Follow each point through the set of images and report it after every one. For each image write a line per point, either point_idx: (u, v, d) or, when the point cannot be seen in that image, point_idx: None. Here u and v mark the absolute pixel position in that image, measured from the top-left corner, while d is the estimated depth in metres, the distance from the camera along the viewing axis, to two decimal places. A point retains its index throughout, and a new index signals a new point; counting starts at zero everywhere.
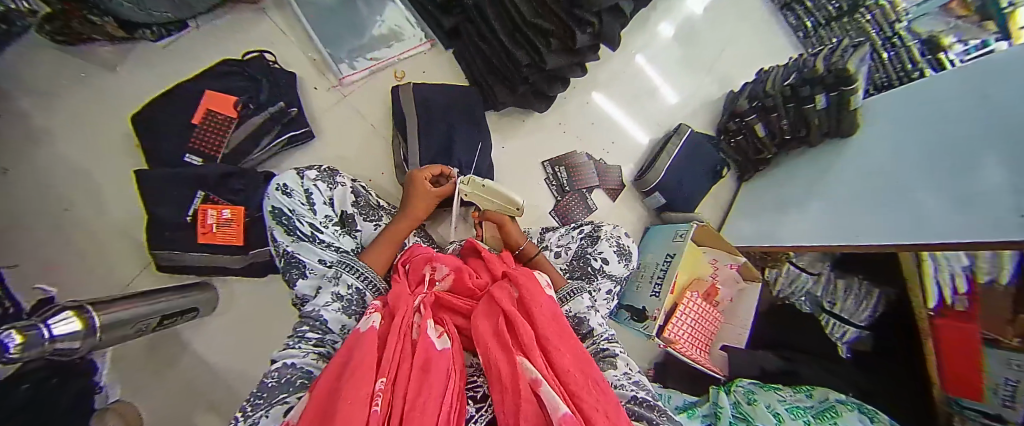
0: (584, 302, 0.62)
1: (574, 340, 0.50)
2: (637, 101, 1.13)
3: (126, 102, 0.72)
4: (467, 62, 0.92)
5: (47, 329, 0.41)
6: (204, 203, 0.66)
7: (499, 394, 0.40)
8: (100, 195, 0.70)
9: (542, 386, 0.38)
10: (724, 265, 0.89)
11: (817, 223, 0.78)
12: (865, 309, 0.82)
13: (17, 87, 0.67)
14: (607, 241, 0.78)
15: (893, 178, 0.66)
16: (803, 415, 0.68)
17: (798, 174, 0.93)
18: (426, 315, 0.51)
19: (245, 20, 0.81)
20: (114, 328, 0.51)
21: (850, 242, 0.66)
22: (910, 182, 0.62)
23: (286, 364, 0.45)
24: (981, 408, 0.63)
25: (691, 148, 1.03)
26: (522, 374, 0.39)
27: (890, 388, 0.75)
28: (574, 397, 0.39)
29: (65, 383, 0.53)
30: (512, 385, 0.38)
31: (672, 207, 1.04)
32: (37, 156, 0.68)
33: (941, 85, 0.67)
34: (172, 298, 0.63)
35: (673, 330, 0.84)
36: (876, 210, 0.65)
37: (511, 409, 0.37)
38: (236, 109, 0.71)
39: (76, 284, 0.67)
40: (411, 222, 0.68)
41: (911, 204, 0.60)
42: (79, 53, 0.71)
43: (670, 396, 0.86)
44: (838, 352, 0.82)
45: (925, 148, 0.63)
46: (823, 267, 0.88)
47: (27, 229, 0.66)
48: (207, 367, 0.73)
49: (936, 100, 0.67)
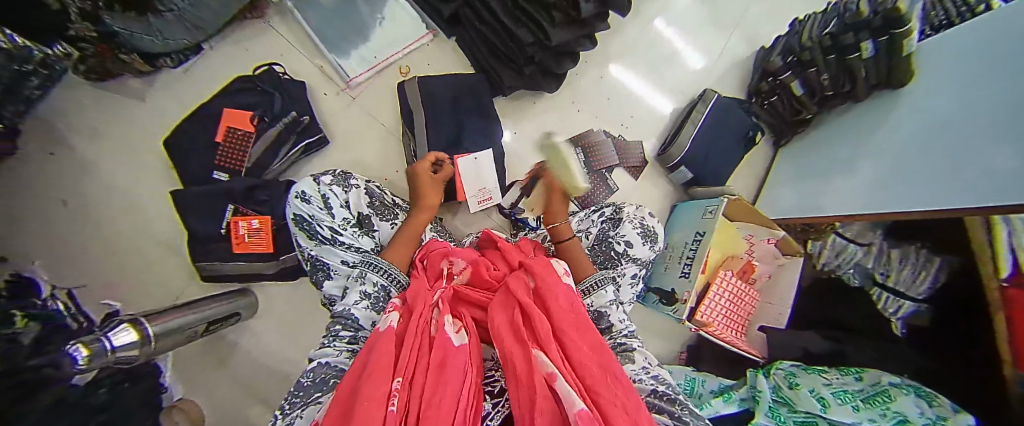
0: (608, 295, 0.60)
1: (592, 331, 0.48)
2: (655, 70, 1.05)
3: (158, 129, 0.78)
4: (469, 48, 0.89)
5: (109, 341, 0.46)
6: (235, 215, 0.71)
7: (515, 390, 0.39)
8: (147, 216, 0.77)
9: (557, 381, 0.36)
10: (761, 240, 0.83)
11: (867, 189, 0.69)
12: (924, 280, 0.71)
13: (67, 124, 0.75)
14: (630, 223, 0.74)
15: (954, 130, 0.56)
16: (852, 401, 0.63)
17: (845, 133, 0.83)
18: (443, 310, 0.51)
19: (253, 34, 0.83)
20: (167, 337, 0.57)
21: (910, 210, 0.58)
22: (978, 127, 0.52)
23: (322, 363, 0.49)
24: None
25: (719, 113, 0.94)
26: (537, 369, 0.38)
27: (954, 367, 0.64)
28: (591, 393, 0.37)
29: (135, 385, 0.62)
30: (527, 380, 0.38)
31: (701, 182, 0.97)
32: (91, 186, 0.75)
33: (1001, 16, 0.56)
34: (219, 306, 0.69)
35: (706, 313, 0.81)
36: (935, 172, 0.57)
37: (526, 405, 0.36)
38: (253, 124, 0.75)
39: (139, 296, 0.75)
40: (428, 212, 0.69)
41: (975, 159, 0.51)
42: (113, 87, 0.77)
43: (705, 379, 0.83)
44: (891, 331, 0.73)
45: (987, 93, 0.53)
46: (875, 238, 0.79)
47: (93, 251, 0.75)
48: (255, 367, 0.80)
49: (996, 33, 0.57)
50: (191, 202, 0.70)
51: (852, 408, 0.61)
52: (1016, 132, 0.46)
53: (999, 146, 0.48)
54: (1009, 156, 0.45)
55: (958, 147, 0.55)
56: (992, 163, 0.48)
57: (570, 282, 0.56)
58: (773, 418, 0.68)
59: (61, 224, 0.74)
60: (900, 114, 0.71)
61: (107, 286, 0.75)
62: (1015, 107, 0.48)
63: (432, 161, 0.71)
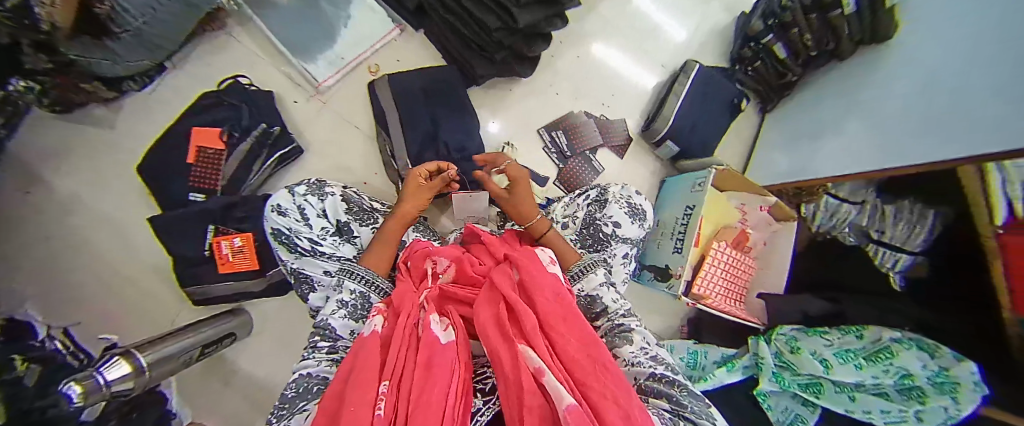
0: (599, 278, 0.58)
1: (582, 319, 0.47)
2: (634, 43, 1.02)
3: (128, 156, 0.76)
4: (439, 40, 0.86)
5: (102, 376, 0.46)
6: (216, 235, 0.70)
7: (505, 387, 0.38)
8: (130, 245, 0.76)
9: (545, 376, 0.35)
10: (754, 207, 0.83)
11: (868, 144, 0.66)
12: (920, 233, 0.69)
13: (36, 160, 0.73)
14: (616, 203, 0.72)
15: (947, 86, 0.54)
16: (854, 359, 0.63)
17: (834, 88, 0.81)
18: (428, 310, 0.50)
19: (214, 46, 0.80)
20: (161, 365, 0.57)
21: (912, 164, 0.56)
22: (978, 79, 0.49)
23: (303, 374, 0.48)
24: None
25: (704, 81, 0.91)
26: (524, 365, 0.37)
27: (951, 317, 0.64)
28: (582, 386, 0.37)
29: (143, 414, 0.63)
30: (515, 377, 0.37)
31: (689, 155, 0.95)
32: (70, 220, 0.74)
33: None
34: (211, 328, 0.68)
35: (703, 285, 0.80)
36: (936, 122, 0.54)
37: (514, 403, 0.35)
38: (222, 141, 0.74)
39: (134, 325, 0.75)
40: (399, 223, 0.65)
41: (974, 119, 0.48)
42: (77, 118, 0.75)
43: (707, 351, 0.82)
44: (890, 285, 0.71)
45: (984, 32, 0.50)
46: (868, 195, 0.78)
47: (80, 286, 0.74)
48: (256, 383, 0.80)
49: None
50: (172, 226, 0.69)
51: (855, 367, 0.62)
52: (1010, 94, 0.44)
53: (994, 101, 0.46)
54: (1004, 118, 0.43)
55: (962, 103, 0.51)
56: (987, 123, 0.46)
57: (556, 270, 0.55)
58: (778, 383, 0.69)
59: (43, 262, 0.73)
60: (889, 65, 0.69)
61: (101, 318, 0.75)
62: (1004, 71, 0.45)
63: (428, 170, 0.67)
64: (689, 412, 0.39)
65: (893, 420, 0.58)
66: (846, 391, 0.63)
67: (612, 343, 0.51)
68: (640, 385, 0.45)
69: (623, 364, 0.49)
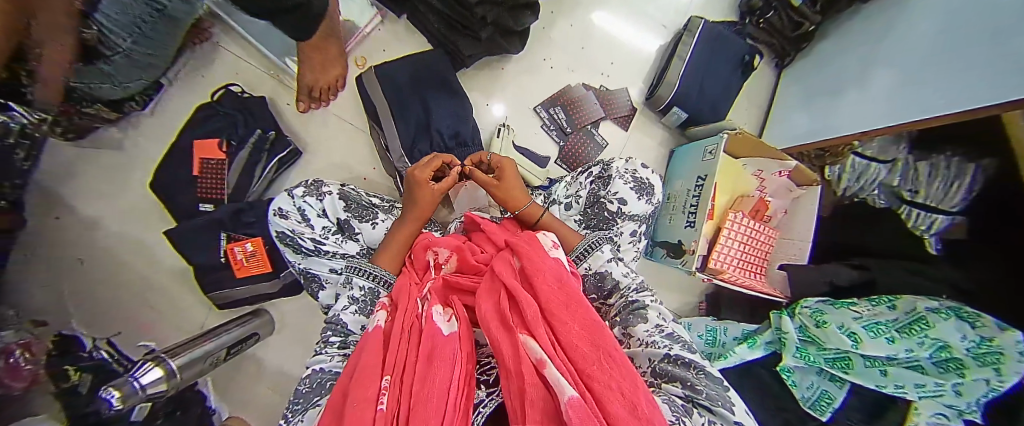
0: (605, 254, 0.53)
1: (586, 306, 0.38)
2: (632, 4, 0.95)
3: (142, 174, 0.81)
4: (421, 24, 0.83)
5: (137, 381, 0.50)
6: (229, 241, 0.73)
7: (505, 380, 0.32)
8: (156, 258, 0.82)
9: (547, 367, 0.28)
10: (771, 174, 0.77)
11: (927, 87, 0.57)
12: (957, 190, 0.64)
13: (60, 185, 0.78)
14: (620, 178, 0.65)
15: (978, 19, 0.51)
16: (886, 333, 0.59)
17: (860, 32, 0.76)
18: (431, 301, 0.44)
19: (206, 56, 0.81)
20: (191, 368, 0.60)
21: (978, 105, 0.47)
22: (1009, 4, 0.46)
23: (316, 369, 0.46)
24: (944, 214, 0.64)
25: (710, 39, 0.84)
26: (523, 355, 0.30)
27: (990, 285, 0.58)
28: (583, 376, 0.30)
29: (187, 412, 0.69)
30: (513, 368, 0.30)
31: (699, 120, 0.88)
32: (99, 240, 0.80)
33: None
34: (233, 330, 0.72)
35: (719, 259, 0.76)
36: (1003, 50, 0.46)
37: (515, 395, 0.29)
38: (222, 150, 0.76)
39: (167, 332, 0.81)
40: (415, 224, 0.60)
41: (1011, 46, 0.45)
42: (90, 143, 0.79)
43: (726, 327, 0.79)
44: (925, 249, 0.65)
45: None
46: (900, 152, 0.72)
47: (115, 299, 0.80)
48: (285, 375, 0.85)
49: None
50: (186, 239, 0.73)
51: (886, 341, 0.58)
52: None
53: None
54: None
55: (993, 38, 0.48)
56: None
57: (559, 255, 0.46)
58: (803, 358, 0.65)
59: (82, 279, 0.79)
60: (916, 4, 0.65)
61: (140, 327, 0.81)
62: None
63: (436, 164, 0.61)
64: (703, 399, 0.37)
65: (929, 393, 0.57)
66: (879, 365, 0.59)
67: (624, 322, 0.47)
68: (654, 367, 0.42)
69: (636, 344, 0.45)
